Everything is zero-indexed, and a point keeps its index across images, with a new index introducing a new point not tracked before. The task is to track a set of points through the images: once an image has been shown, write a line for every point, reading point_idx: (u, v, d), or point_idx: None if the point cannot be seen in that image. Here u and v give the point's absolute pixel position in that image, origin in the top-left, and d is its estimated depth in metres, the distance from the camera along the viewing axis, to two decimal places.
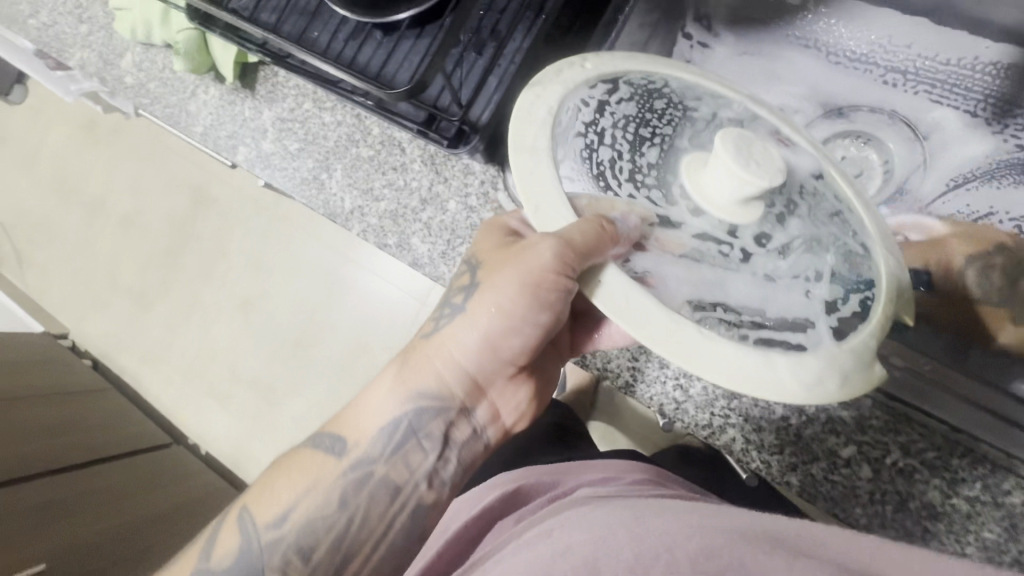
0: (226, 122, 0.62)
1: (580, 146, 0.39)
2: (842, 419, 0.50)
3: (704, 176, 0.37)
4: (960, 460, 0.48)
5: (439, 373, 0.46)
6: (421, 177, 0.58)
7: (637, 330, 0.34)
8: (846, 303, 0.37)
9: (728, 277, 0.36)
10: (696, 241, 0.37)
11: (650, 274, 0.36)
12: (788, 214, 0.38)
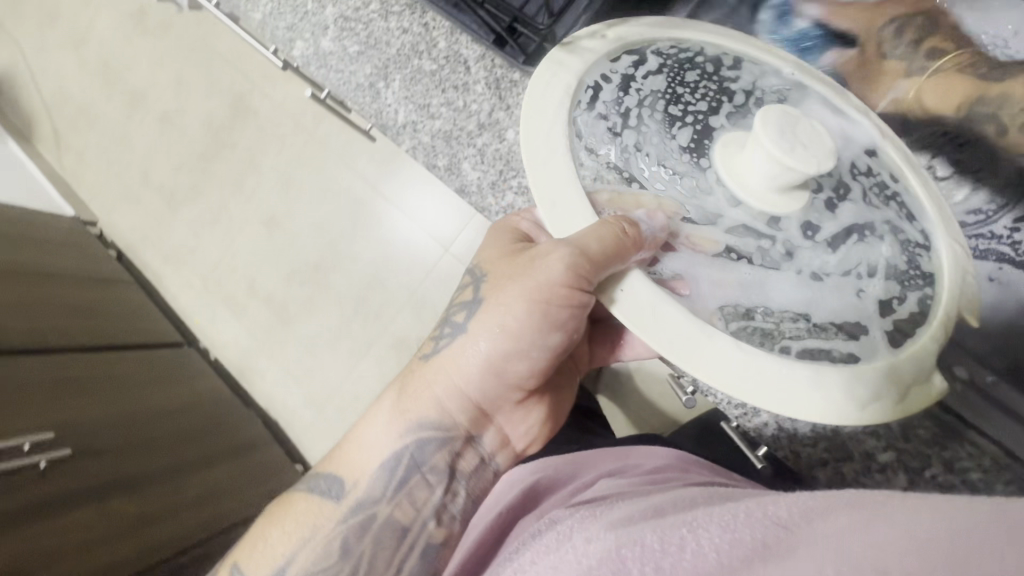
0: (287, 13, 0.56)
1: (599, 136, 0.36)
2: (886, 422, 0.38)
3: (740, 160, 0.34)
4: (1005, 488, 0.36)
5: (435, 403, 0.42)
6: (482, 100, 0.48)
7: (666, 353, 0.31)
8: (903, 303, 0.34)
9: (769, 277, 0.34)
10: (731, 237, 0.34)
11: (681, 277, 0.34)
12: (838, 199, 0.35)
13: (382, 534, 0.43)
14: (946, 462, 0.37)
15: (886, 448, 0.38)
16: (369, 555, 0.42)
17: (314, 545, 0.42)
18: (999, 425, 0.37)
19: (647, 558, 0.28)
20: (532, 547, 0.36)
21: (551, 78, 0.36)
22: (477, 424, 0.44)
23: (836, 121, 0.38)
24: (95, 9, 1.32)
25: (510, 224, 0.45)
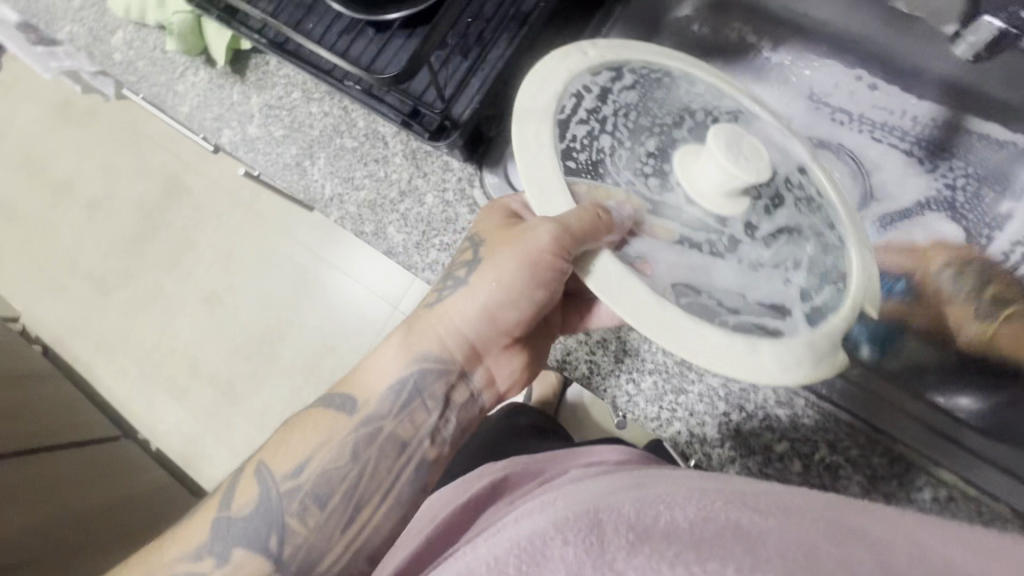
0: (213, 104, 0.60)
1: (582, 132, 0.38)
2: (779, 416, 0.44)
3: (694, 164, 0.38)
4: (878, 458, 0.43)
5: (443, 339, 0.41)
6: (401, 170, 0.54)
7: (623, 312, 0.33)
8: (820, 293, 0.38)
9: (715, 264, 0.37)
10: (687, 228, 0.37)
11: (645, 260, 0.36)
12: (774, 206, 0.39)
13: (385, 457, 0.40)
14: (829, 443, 0.43)
15: (781, 438, 0.44)
16: (371, 472, 0.40)
17: (329, 451, 0.40)
18: (864, 406, 0.44)
19: (623, 522, 0.27)
20: (524, 509, 0.34)
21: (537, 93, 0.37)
22: (476, 360, 0.42)
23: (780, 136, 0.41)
24: (14, 104, 1.32)
25: (500, 204, 0.44)
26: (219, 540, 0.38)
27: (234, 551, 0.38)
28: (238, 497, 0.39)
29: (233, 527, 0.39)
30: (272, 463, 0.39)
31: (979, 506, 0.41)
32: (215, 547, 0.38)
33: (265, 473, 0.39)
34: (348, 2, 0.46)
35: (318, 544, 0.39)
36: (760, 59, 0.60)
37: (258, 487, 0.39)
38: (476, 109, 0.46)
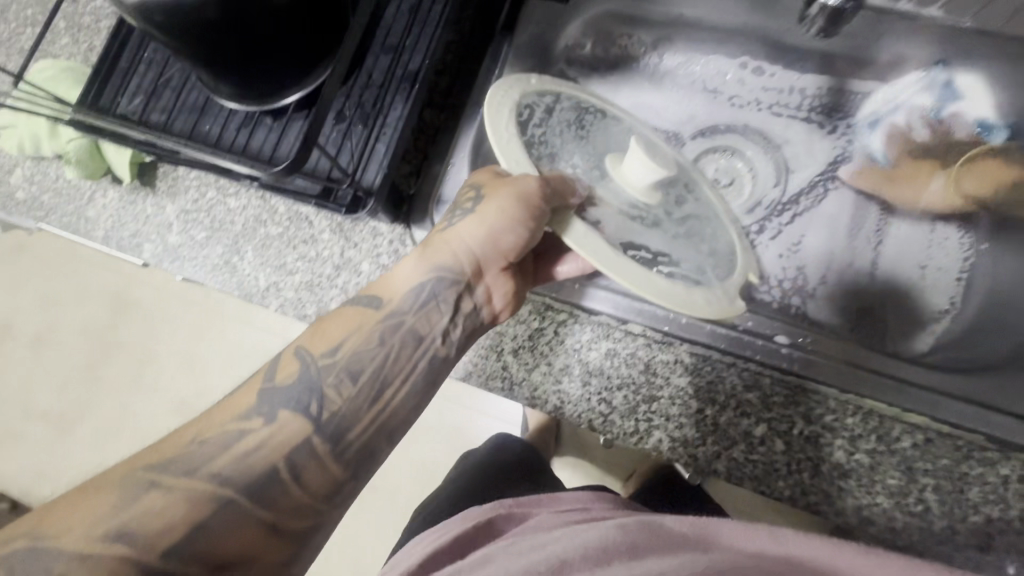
0: (129, 222, 0.59)
1: (538, 133, 0.40)
2: (749, 400, 0.45)
3: (624, 162, 0.40)
4: (852, 419, 0.43)
5: (454, 251, 0.41)
6: (331, 246, 0.53)
7: (586, 251, 0.35)
8: (723, 266, 0.40)
9: (646, 232, 0.38)
10: (624, 206, 0.39)
11: (602, 223, 0.37)
12: (685, 199, 0.41)
13: (406, 348, 0.39)
14: (804, 416, 0.44)
15: (757, 423, 0.44)
16: (393, 359, 0.39)
17: (359, 338, 0.39)
18: (822, 372, 0.44)
19: None
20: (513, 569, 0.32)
21: (501, 100, 0.39)
22: (480, 276, 0.42)
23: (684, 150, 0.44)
24: None
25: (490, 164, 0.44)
26: (262, 403, 0.35)
27: (279, 412, 0.35)
28: (280, 370, 0.36)
29: (274, 393, 0.36)
30: (310, 346, 0.38)
31: (956, 442, 0.42)
32: (260, 409, 0.35)
33: (304, 354, 0.37)
34: (238, 96, 0.47)
35: (354, 406, 0.37)
36: (646, 62, 0.62)
37: (299, 363, 0.37)
38: (386, 173, 0.46)
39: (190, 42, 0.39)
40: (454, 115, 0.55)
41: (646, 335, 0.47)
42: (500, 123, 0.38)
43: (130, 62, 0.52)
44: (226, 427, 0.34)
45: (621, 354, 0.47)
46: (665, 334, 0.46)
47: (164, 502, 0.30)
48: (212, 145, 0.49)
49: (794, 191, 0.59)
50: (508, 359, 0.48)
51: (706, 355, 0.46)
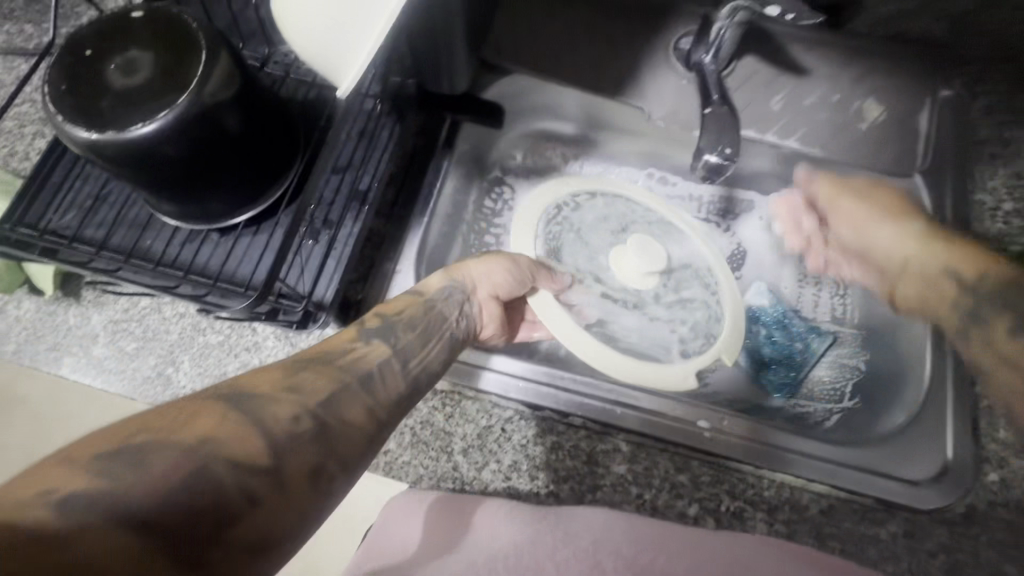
0: (46, 334, 0.55)
1: (553, 225, 0.62)
2: (681, 482, 0.49)
3: (622, 252, 0.62)
4: (769, 492, 0.49)
5: (462, 273, 0.48)
6: (276, 352, 0.54)
7: (552, 326, 0.52)
8: (694, 343, 0.59)
9: (620, 314, 0.61)
10: (619, 290, 0.62)
11: (579, 308, 0.58)
12: (679, 284, 0.62)
13: (434, 326, 0.43)
14: (729, 493, 0.49)
15: (690, 503, 0.49)
16: (428, 333, 0.42)
17: (411, 310, 0.43)
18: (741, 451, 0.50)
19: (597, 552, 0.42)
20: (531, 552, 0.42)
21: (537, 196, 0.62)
22: (479, 293, 0.48)
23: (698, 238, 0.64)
24: None
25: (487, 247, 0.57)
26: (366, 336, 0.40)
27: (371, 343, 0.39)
28: (368, 320, 0.42)
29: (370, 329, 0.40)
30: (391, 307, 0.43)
31: (853, 505, 0.49)
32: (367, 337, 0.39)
33: (381, 314, 0.42)
34: (185, 215, 0.48)
35: (411, 355, 0.40)
36: (568, 167, 0.68)
37: (379, 323, 0.41)
38: (338, 290, 0.49)
39: (144, 174, 0.41)
40: (400, 224, 0.58)
41: (586, 426, 0.51)
42: (525, 214, 0.60)
43: (65, 178, 0.52)
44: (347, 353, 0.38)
45: (565, 446, 0.50)
46: (604, 425, 0.50)
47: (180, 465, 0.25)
48: (154, 261, 0.49)
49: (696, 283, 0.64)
50: (459, 459, 0.50)
51: (640, 442, 0.50)
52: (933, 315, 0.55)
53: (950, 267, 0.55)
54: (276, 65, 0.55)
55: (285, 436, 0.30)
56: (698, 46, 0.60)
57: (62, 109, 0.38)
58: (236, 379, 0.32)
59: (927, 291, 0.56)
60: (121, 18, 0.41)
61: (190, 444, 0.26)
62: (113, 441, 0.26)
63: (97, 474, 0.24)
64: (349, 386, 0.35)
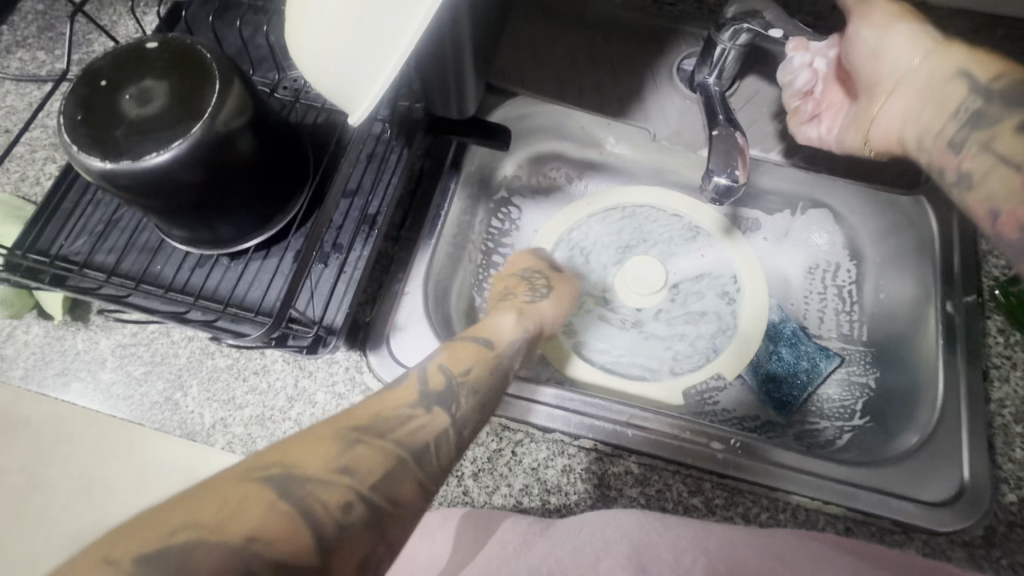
0: (55, 359, 0.55)
1: (566, 247, 0.68)
2: (695, 506, 0.48)
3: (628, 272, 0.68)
4: (785, 515, 0.48)
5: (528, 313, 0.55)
6: (285, 375, 0.53)
7: (550, 349, 0.62)
8: (695, 358, 0.64)
9: (623, 333, 0.65)
10: (622, 307, 0.67)
11: (582, 328, 0.65)
12: (682, 302, 0.67)
13: (479, 403, 0.44)
14: (743, 516, 0.48)
15: None
16: (484, 399, 0.45)
17: (474, 362, 0.46)
18: (755, 472, 0.49)
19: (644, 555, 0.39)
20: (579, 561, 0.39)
21: (558, 217, 0.68)
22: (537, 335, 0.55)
23: (711, 259, 0.67)
24: None
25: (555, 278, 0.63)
26: (421, 400, 0.42)
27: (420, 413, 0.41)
28: (430, 378, 0.44)
29: (427, 394, 0.42)
30: (450, 364, 0.45)
31: (870, 528, 0.48)
32: (420, 403, 0.41)
33: (446, 368, 0.45)
34: (196, 241, 0.48)
35: (469, 420, 0.43)
36: (572, 188, 0.70)
37: (443, 378, 0.44)
38: (347, 313, 0.49)
39: (157, 201, 0.42)
40: (407, 245, 0.58)
41: (597, 449, 0.50)
42: (547, 234, 0.68)
43: (77, 204, 0.52)
44: (395, 414, 0.40)
45: (577, 469, 0.50)
46: (615, 447, 0.50)
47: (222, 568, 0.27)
48: (164, 286, 0.49)
49: (696, 301, 0.67)
50: (469, 483, 0.49)
51: (653, 465, 0.50)
52: (923, 131, 0.44)
53: (964, 68, 0.42)
54: (286, 91, 0.56)
55: (333, 526, 0.31)
56: (701, 66, 0.61)
57: (77, 139, 0.39)
58: (290, 454, 0.33)
59: (939, 122, 0.43)
60: (136, 49, 0.41)
61: (234, 545, 0.28)
62: (151, 535, 0.27)
63: (138, 574, 0.26)
64: (399, 464, 0.36)
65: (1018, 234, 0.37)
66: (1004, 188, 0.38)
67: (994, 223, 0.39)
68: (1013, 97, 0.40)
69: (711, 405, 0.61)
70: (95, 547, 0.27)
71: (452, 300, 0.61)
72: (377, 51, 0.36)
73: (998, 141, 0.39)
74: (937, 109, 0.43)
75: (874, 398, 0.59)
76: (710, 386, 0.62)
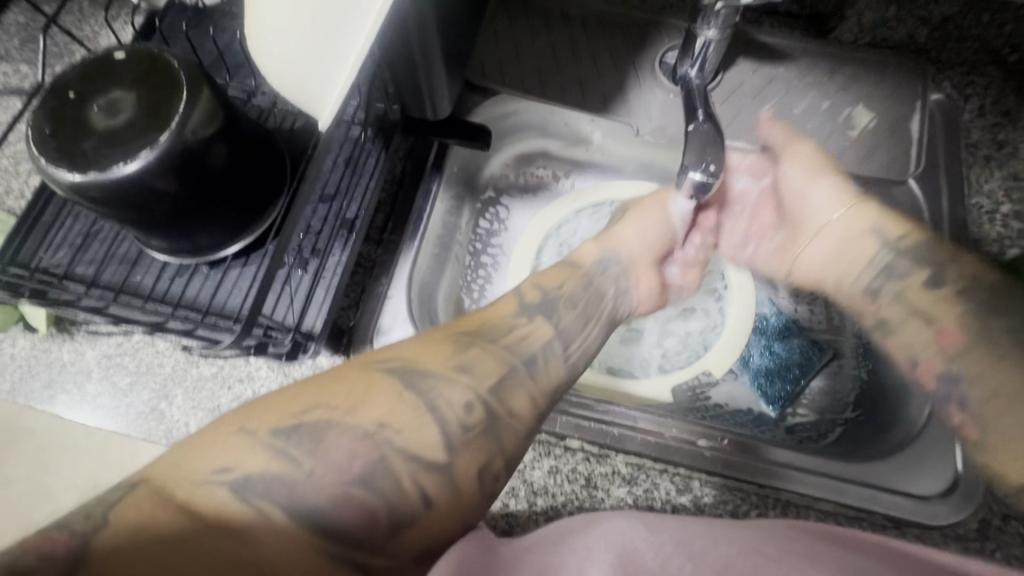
0: (41, 371, 0.55)
1: (550, 243, 0.67)
2: (683, 504, 0.48)
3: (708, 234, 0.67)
4: (775, 512, 0.48)
5: (629, 238, 0.56)
6: (269, 382, 0.53)
7: None
8: (683, 356, 0.63)
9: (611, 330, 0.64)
10: None
11: None
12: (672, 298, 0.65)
13: (593, 301, 0.50)
14: (733, 513, 0.48)
15: None
16: (589, 307, 0.49)
17: (573, 283, 0.50)
18: (745, 469, 0.48)
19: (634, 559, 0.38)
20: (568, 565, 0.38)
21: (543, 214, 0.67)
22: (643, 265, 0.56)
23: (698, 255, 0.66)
24: None
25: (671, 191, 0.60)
26: (527, 311, 0.46)
27: (530, 326, 0.44)
28: (526, 293, 0.47)
29: (529, 306, 0.46)
30: (546, 283, 0.49)
31: (862, 523, 0.47)
32: (528, 313, 0.45)
33: (540, 286, 0.49)
34: (174, 250, 0.48)
35: (573, 331, 0.46)
36: (560, 185, 0.70)
37: (542, 293, 0.48)
38: (327, 319, 0.49)
39: (129, 212, 0.42)
40: (390, 248, 0.58)
41: (584, 449, 0.50)
42: (531, 231, 0.67)
43: (57, 216, 0.52)
44: (505, 324, 0.44)
45: (563, 470, 0.49)
46: (602, 448, 0.49)
47: (355, 446, 0.33)
48: (143, 296, 0.49)
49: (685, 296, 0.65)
50: None
51: (640, 464, 0.49)
52: (840, 275, 0.59)
53: (878, 227, 0.56)
54: (264, 96, 0.56)
55: (456, 423, 0.36)
56: (683, 59, 0.60)
57: (45, 152, 0.39)
58: (412, 351, 0.39)
59: (832, 274, 0.60)
60: (104, 59, 0.41)
61: (367, 432, 0.34)
62: (284, 413, 0.33)
63: (272, 448, 0.32)
64: (514, 371, 0.41)
65: (934, 380, 0.50)
66: (918, 340, 0.52)
67: (915, 368, 0.52)
68: (914, 252, 0.54)
69: (702, 401, 0.61)
70: (234, 418, 0.34)
71: (439, 303, 0.61)
72: (339, 48, 0.35)
73: (907, 292, 0.53)
74: (853, 264, 0.58)
75: (866, 391, 0.58)
76: (702, 381, 0.61)
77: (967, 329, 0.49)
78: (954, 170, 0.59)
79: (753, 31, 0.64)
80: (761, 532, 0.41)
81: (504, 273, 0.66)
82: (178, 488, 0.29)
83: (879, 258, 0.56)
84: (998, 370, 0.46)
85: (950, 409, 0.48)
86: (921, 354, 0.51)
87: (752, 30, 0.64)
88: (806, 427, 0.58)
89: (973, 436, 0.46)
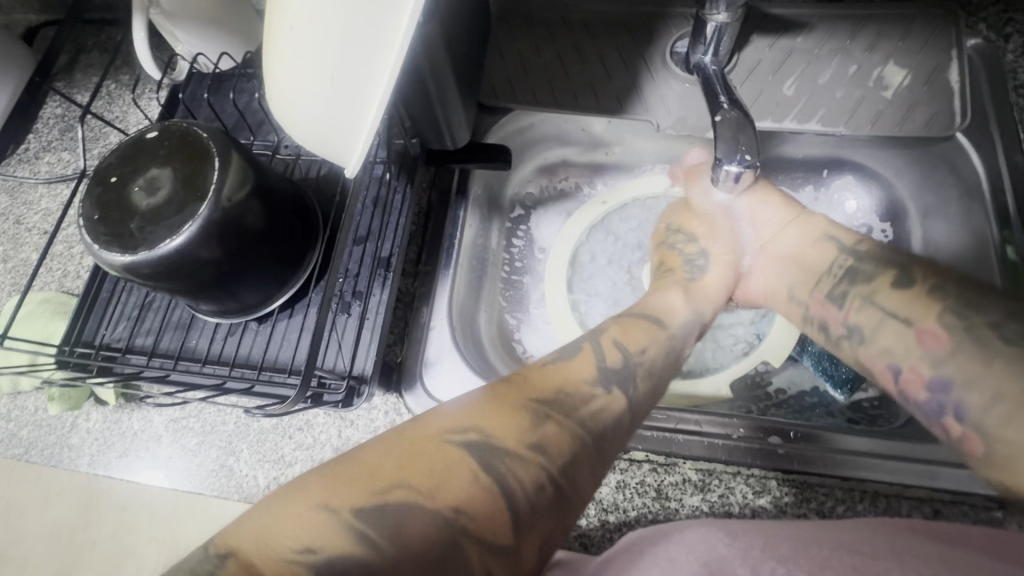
0: (115, 441, 0.57)
1: (585, 254, 0.67)
2: (763, 508, 0.46)
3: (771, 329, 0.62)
4: (864, 504, 0.45)
5: (682, 291, 0.56)
6: (328, 428, 0.54)
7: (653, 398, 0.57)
8: (735, 353, 0.62)
9: None
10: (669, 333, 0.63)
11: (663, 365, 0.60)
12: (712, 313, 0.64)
13: (673, 358, 0.50)
14: (818, 510, 0.45)
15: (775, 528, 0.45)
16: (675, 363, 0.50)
17: (655, 346, 0.49)
18: (825, 463, 0.46)
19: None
20: None
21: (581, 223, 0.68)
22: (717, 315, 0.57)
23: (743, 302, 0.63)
24: None
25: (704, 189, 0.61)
26: (603, 373, 0.45)
27: (615, 384, 0.44)
28: (609, 353, 0.47)
29: (608, 372, 0.45)
30: (626, 337, 0.49)
31: (962, 507, 0.44)
32: (605, 379, 0.44)
33: (621, 344, 0.48)
34: (223, 311, 0.50)
35: (646, 382, 0.46)
36: (583, 193, 0.70)
37: (620, 351, 0.47)
38: (376, 358, 0.49)
39: (178, 283, 0.43)
40: (427, 279, 0.58)
41: (650, 460, 0.48)
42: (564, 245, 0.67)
43: (112, 292, 0.55)
44: (580, 386, 0.43)
45: (632, 484, 0.48)
46: (668, 456, 0.48)
47: (430, 530, 0.32)
48: (201, 359, 0.51)
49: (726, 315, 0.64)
50: None
51: (711, 468, 0.48)
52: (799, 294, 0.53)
53: (830, 233, 0.54)
54: (287, 149, 0.58)
55: (525, 501, 0.35)
56: (695, 46, 0.58)
57: (96, 239, 0.40)
58: (488, 423, 0.37)
59: (783, 290, 0.55)
60: (139, 140, 0.43)
61: (446, 516, 0.32)
62: (367, 491, 0.32)
63: (354, 528, 0.31)
64: (588, 437, 0.40)
65: (924, 392, 0.43)
66: (898, 345, 0.45)
67: (898, 379, 0.45)
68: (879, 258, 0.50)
69: (763, 387, 0.59)
70: (309, 491, 0.32)
71: (482, 324, 0.61)
72: (375, 51, 0.34)
73: (877, 296, 0.48)
74: (808, 274, 0.53)
75: None
76: (760, 372, 0.60)
77: (954, 332, 0.42)
78: (1002, 118, 0.56)
79: (763, 7, 0.61)
80: (858, 536, 0.38)
81: (545, 324, 0.64)
82: (262, 570, 0.29)
83: (837, 265, 0.51)
84: (991, 377, 0.40)
85: (946, 420, 0.42)
86: (903, 361, 0.44)
87: (763, 4, 0.61)
88: (876, 405, 0.55)
89: (976, 450, 0.40)
